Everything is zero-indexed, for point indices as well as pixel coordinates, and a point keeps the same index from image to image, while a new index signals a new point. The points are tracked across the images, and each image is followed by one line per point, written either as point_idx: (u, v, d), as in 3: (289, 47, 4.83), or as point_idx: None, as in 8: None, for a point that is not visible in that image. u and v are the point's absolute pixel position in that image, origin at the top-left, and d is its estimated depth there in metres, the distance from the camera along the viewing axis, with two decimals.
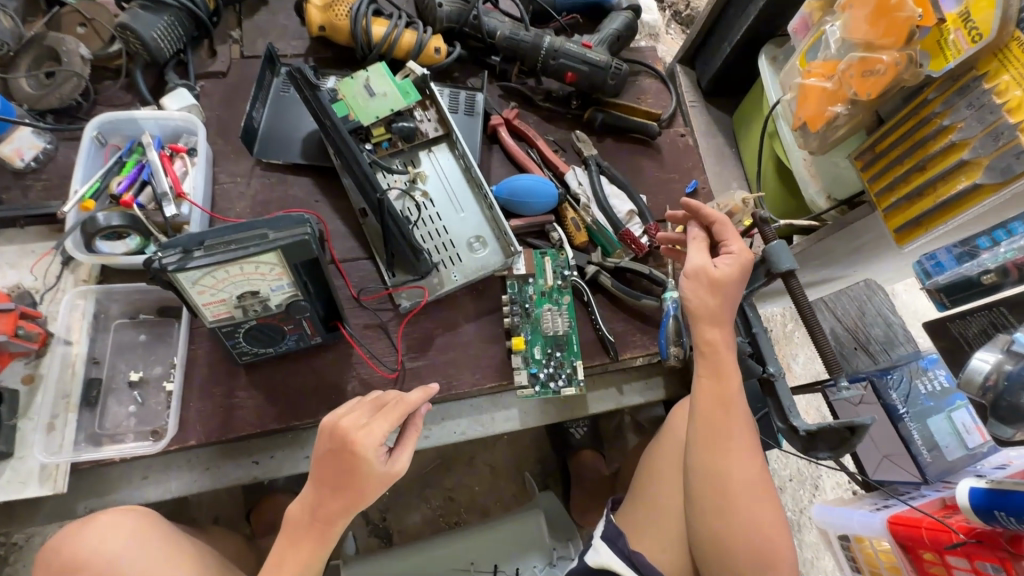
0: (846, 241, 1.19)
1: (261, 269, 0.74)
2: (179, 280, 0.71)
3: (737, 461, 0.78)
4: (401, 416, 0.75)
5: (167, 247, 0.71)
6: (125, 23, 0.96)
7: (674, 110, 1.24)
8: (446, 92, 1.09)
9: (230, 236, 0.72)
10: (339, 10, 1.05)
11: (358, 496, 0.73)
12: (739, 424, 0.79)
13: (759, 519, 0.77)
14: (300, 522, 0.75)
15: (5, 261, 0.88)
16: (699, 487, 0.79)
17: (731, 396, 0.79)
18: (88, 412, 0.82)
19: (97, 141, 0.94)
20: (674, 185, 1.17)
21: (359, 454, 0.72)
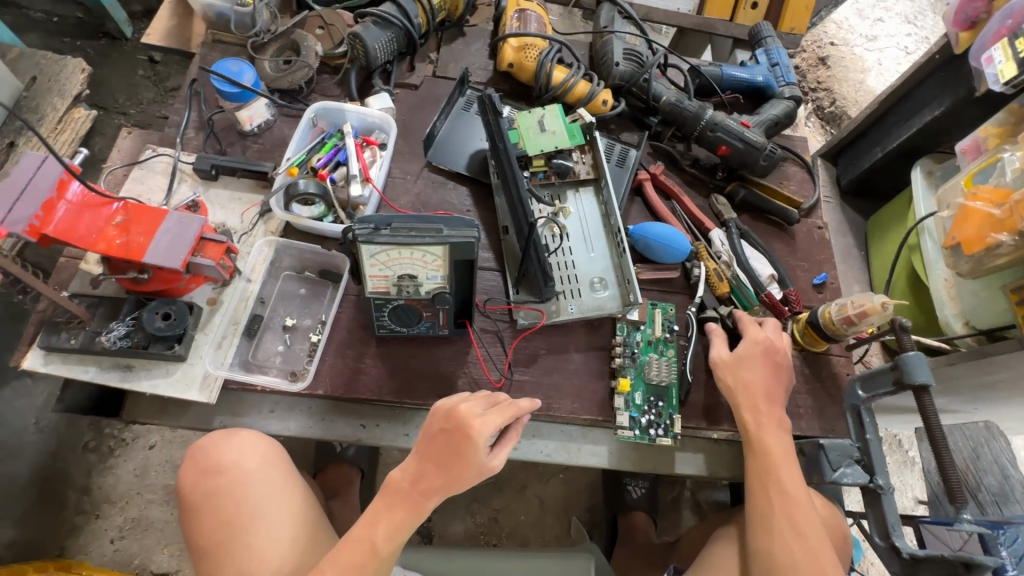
0: (977, 374, 1.13)
1: (429, 258, 0.84)
2: (363, 250, 0.82)
3: (792, 539, 0.81)
4: (513, 415, 0.82)
5: (362, 221, 0.83)
6: (357, 32, 1.14)
7: (816, 201, 1.26)
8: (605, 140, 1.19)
9: (413, 223, 0.82)
10: (530, 53, 1.18)
11: (455, 475, 0.78)
12: (792, 501, 0.83)
13: None
14: (401, 489, 0.79)
15: (218, 201, 1.04)
16: (762, 565, 0.82)
17: (778, 473, 0.85)
18: (247, 341, 0.96)
19: (311, 122, 1.12)
20: (802, 273, 1.18)
21: (472, 439, 0.78)
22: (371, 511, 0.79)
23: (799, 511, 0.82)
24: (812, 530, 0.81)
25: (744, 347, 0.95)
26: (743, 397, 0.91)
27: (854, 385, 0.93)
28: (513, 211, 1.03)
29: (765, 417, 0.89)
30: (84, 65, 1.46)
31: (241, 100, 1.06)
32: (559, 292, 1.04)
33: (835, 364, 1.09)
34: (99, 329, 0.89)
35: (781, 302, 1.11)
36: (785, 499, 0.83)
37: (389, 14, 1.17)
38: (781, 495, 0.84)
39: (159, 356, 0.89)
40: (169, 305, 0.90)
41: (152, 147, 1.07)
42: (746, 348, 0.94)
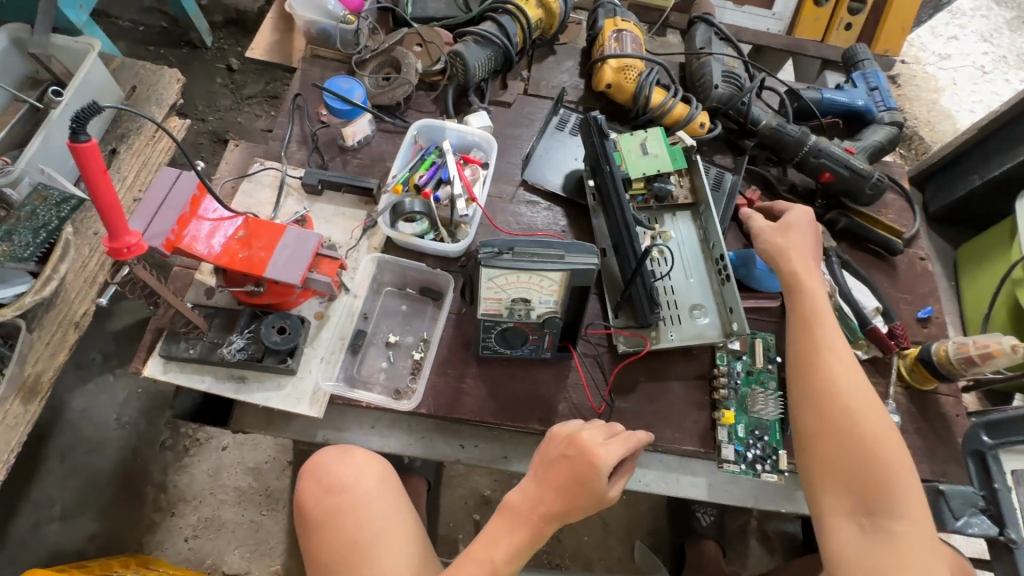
0: None
1: (547, 283, 0.84)
2: (483, 273, 0.82)
3: (843, 379, 0.82)
4: (634, 446, 0.82)
5: (483, 244, 0.83)
6: (459, 51, 1.16)
7: (918, 231, 1.21)
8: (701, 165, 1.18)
9: (534, 248, 0.82)
10: (629, 74, 1.17)
11: (579, 501, 0.79)
12: (838, 345, 0.85)
13: (876, 433, 0.79)
14: (520, 511, 0.80)
15: (323, 215, 1.06)
16: (813, 407, 0.82)
17: (823, 324, 0.87)
18: (352, 357, 0.96)
19: (412, 140, 1.13)
20: (904, 306, 1.14)
21: (596, 467, 0.78)
22: (485, 535, 0.80)
23: (847, 358, 0.85)
24: (859, 371, 0.84)
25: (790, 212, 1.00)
26: (786, 255, 0.94)
27: (978, 432, 0.88)
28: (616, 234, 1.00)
29: (812, 272, 0.92)
30: (180, 76, 1.51)
31: (348, 117, 1.12)
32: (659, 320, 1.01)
33: (943, 403, 1.05)
34: (216, 340, 0.91)
35: (887, 336, 1.06)
36: (829, 337, 0.86)
37: (490, 34, 1.18)
38: (829, 340, 0.85)
39: (272, 369, 0.90)
40: (284, 319, 0.92)
41: (260, 161, 1.10)
42: (793, 217, 0.98)
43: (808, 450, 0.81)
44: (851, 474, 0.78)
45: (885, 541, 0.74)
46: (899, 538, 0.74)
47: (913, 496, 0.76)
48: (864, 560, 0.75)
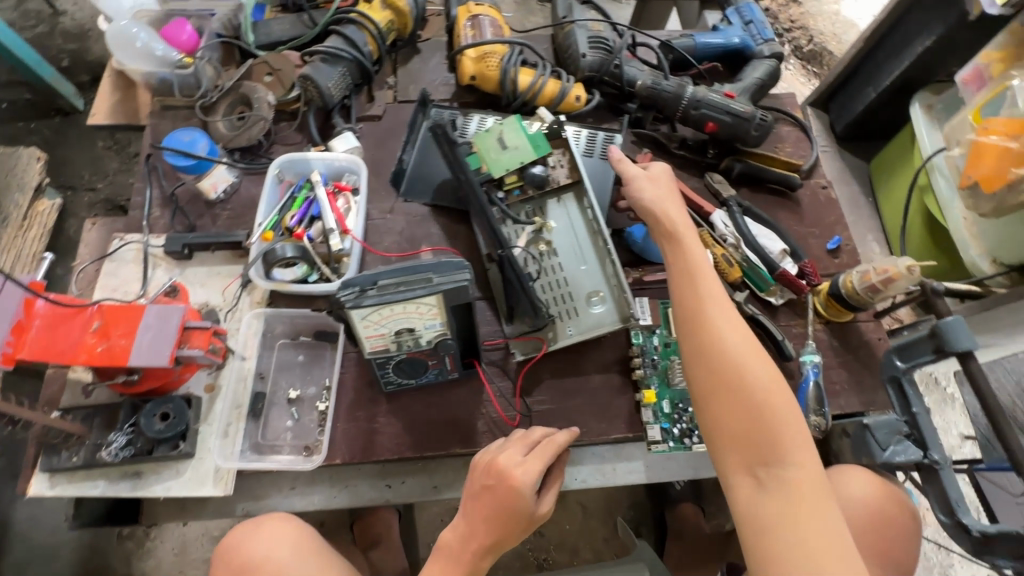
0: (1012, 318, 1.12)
1: (423, 309, 0.79)
2: (353, 316, 0.76)
3: (729, 333, 0.81)
4: (552, 455, 0.79)
5: (345, 286, 0.77)
6: (307, 74, 1.08)
7: (816, 161, 1.19)
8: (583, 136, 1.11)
9: (399, 276, 0.77)
10: (490, 61, 1.11)
11: (510, 530, 0.75)
12: (719, 301, 0.85)
13: (762, 379, 0.78)
14: (454, 549, 0.76)
15: (197, 280, 1.00)
16: (704, 364, 0.81)
17: (705, 280, 0.86)
18: (254, 423, 0.92)
19: (277, 178, 1.06)
20: (813, 240, 1.12)
21: (517, 490, 0.74)
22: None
23: (728, 311, 0.84)
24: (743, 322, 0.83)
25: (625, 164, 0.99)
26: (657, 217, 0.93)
27: (891, 357, 0.87)
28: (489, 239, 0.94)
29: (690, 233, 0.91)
30: (39, 153, 1.41)
31: (199, 170, 1.03)
32: (555, 316, 0.97)
33: (864, 330, 1.04)
34: (99, 442, 0.85)
35: (797, 277, 1.04)
36: (712, 293, 0.85)
37: (337, 49, 1.10)
38: (710, 296, 0.85)
39: (165, 458, 0.86)
40: (165, 404, 0.86)
41: (119, 236, 1.03)
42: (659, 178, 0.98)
43: (702, 409, 0.79)
44: (743, 423, 0.76)
45: (781, 489, 0.72)
46: (794, 484, 0.72)
47: (803, 441, 0.75)
48: (765, 512, 0.71)
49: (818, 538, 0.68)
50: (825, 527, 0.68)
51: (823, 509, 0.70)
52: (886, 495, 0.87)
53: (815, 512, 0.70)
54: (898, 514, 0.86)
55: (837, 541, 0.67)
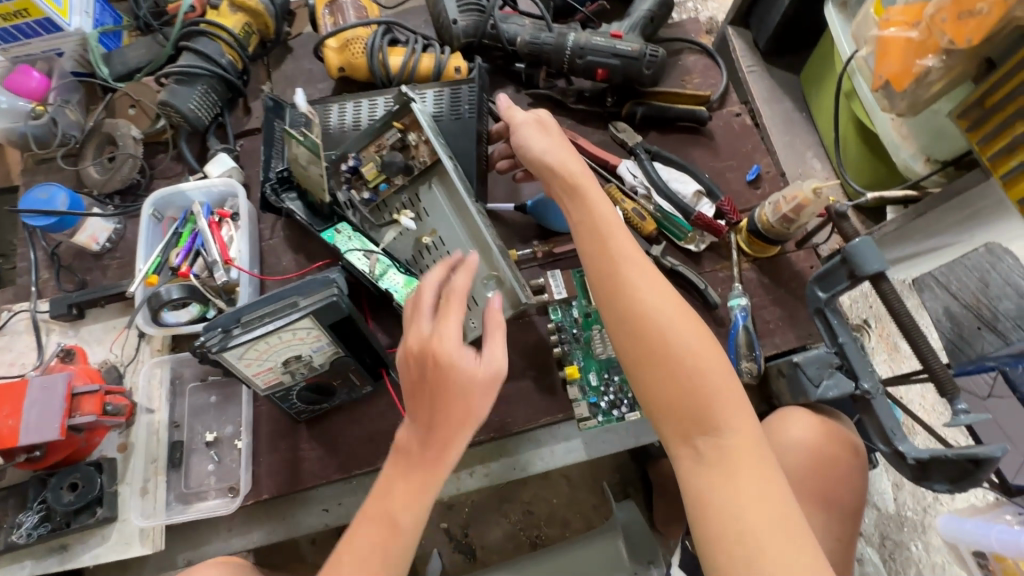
0: (949, 218, 1.07)
1: (302, 333, 0.74)
2: (225, 357, 0.71)
3: (648, 292, 0.71)
4: (463, 303, 0.65)
5: (209, 328, 0.72)
6: (164, 100, 1.01)
7: (726, 87, 1.11)
8: (444, 99, 0.94)
9: (264, 307, 0.72)
10: (355, 47, 1.03)
11: (462, 403, 0.61)
12: (635, 257, 0.74)
13: (691, 339, 0.68)
14: (411, 451, 0.64)
15: (94, 338, 0.96)
16: (627, 332, 0.70)
17: (615, 236, 0.75)
18: (175, 473, 0.89)
19: (155, 217, 1.00)
20: (731, 174, 1.05)
21: (443, 363, 0.61)
22: (377, 491, 0.65)
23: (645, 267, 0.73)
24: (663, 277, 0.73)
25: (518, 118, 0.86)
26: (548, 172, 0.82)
27: (812, 289, 0.81)
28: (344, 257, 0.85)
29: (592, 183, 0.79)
30: None
31: (69, 226, 0.97)
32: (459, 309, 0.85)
33: (793, 261, 0.98)
34: (12, 525, 0.83)
35: (715, 218, 0.98)
36: (624, 250, 0.74)
37: (191, 67, 1.02)
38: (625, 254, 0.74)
39: (85, 527, 0.84)
40: (73, 474, 0.83)
41: (7, 307, 0.98)
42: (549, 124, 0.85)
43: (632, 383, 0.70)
44: (676, 392, 0.67)
45: (718, 461, 0.64)
46: (729, 452, 0.64)
47: (738, 403, 0.66)
48: (704, 487, 0.63)
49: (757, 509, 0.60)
50: (771, 496, 0.61)
51: (768, 477, 0.62)
52: (831, 437, 0.83)
53: (754, 481, 0.62)
54: (843, 454, 0.83)
55: (779, 510, 0.60)
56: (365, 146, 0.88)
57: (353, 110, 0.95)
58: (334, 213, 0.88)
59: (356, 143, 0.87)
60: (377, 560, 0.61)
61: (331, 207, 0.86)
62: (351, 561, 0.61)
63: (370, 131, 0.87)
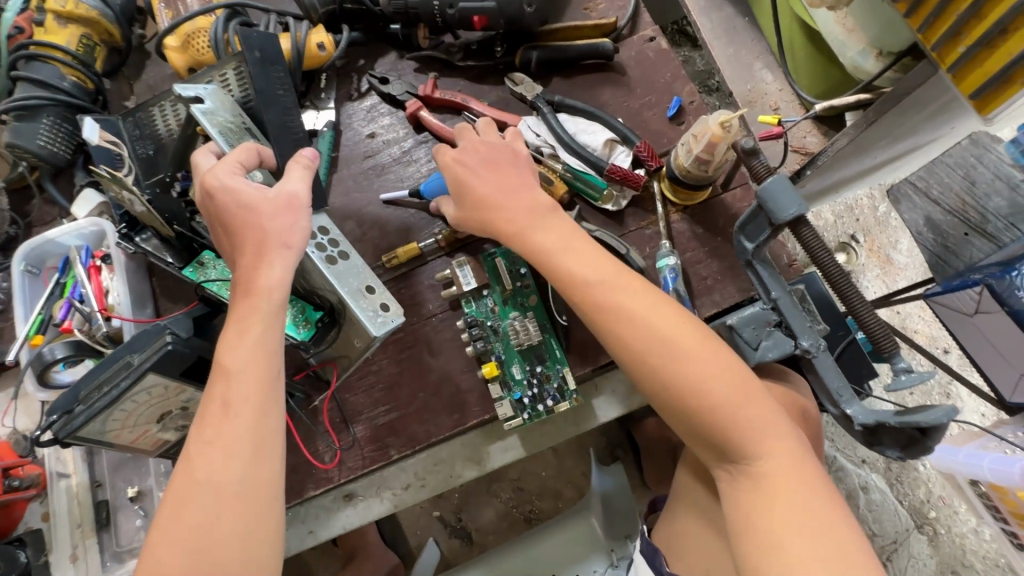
0: (903, 117, 0.93)
1: (156, 390, 0.70)
2: (83, 437, 0.68)
3: (638, 325, 0.63)
4: (245, 146, 0.66)
5: (52, 414, 0.68)
6: (10, 142, 0.92)
7: (635, 8, 0.95)
8: (244, 78, 0.76)
9: (99, 377, 0.68)
10: (199, 42, 0.90)
11: (256, 227, 0.61)
12: (629, 278, 0.65)
13: (689, 367, 0.61)
14: (234, 296, 0.63)
15: None
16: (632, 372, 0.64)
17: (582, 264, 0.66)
18: (105, 533, 0.87)
19: (32, 272, 0.93)
20: (649, 113, 0.91)
21: (209, 185, 0.61)
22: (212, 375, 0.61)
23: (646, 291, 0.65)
24: (648, 299, 0.64)
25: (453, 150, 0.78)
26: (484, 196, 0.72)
27: (736, 241, 0.70)
28: (201, 288, 0.81)
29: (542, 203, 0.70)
30: None
31: None
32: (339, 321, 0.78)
33: (728, 203, 0.86)
34: None
35: (632, 168, 0.85)
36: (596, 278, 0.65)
37: (26, 98, 0.92)
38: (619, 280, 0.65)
39: None
40: None
41: None
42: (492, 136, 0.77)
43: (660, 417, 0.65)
44: (701, 425, 0.61)
45: (756, 488, 0.58)
46: (767, 479, 0.58)
47: (766, 425, 0.59)
48: (744, 513, 0.58)
49: (804, 540, 0.53)
50: (802, 511, 0.55)
51: (804, 493, 0.56)
52: (775, 408, 0.72)
53: (798, 506, 0.55)
54: (792, 425, 0.72)
55: (833, 537, 0.53)
56: (189, 163, 0.80)
57: (173, 113, 0.82)
58: (194, 244, 0.84)
59: (180, 161, 0.80)
60: (237, 422, 0.58)
61: (184, 239, 0.83)
62: (204, 435, 0.58)
63: (184, 146, 0.79)
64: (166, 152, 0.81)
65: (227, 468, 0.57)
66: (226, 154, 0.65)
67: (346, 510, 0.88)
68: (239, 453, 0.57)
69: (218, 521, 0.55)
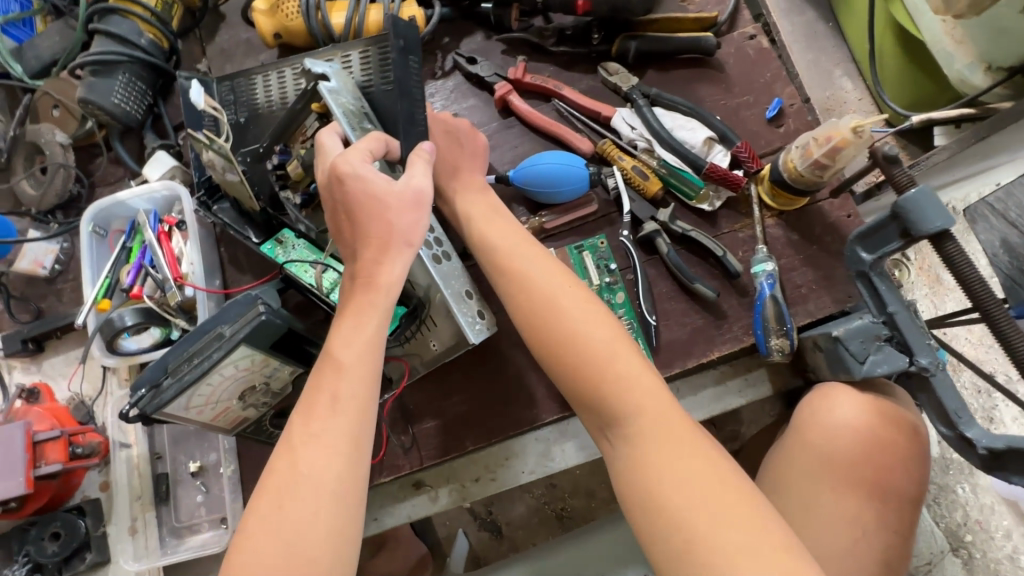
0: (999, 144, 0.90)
1: (244, 364, 0.67)
2: (168, 413, 0.65)
3: (540, 281, 0.68)
4: (376, 137, 0.63)
5: (136, 387, 0.65)
6: (84, 98, 0.88)
7: (737, 4, 0.92)
8: (371, 61, 0.71)
9: (189, 349, 0.65)
10: (288, 7, 0.87)
11: (382, 224, 0.59)
12: (525, 248, 0.72)
13: (577, 322, 0.64)
14: (347, 288, 0.61)
15: (58, 372, 0.90)
16: (530, 328, 0.67)
17: (497, 233, 0.73)
18: (164, 507, 0.84)
19: (98, 233, 0.90)
20: (747, 113, 0.88)
21: (342, 176, 0.58)
22: (316, 365, 0.59)
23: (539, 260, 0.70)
24: (552, 261, 0.70)
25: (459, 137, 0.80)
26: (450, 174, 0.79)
27: (853, 250, 0.67)
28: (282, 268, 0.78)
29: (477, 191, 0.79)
30: None
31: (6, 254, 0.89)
32: (421, 317, 0.78)
33: (826, 212, 0.84)
34: None
35: (731, 168, 0.83)
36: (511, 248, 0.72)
37: (103, 53, 0.88)
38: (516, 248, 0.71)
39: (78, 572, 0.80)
40: (52, 524, 0.79)
41: None
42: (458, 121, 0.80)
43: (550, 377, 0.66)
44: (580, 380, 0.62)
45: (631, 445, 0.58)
46: (639, 436, 0.58)
47: (644, 382, 0.60)
48: (632, 474, 0.57)
49: (686, 489, 0.53)
50: (687, 464, 0.55)
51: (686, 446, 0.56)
52: (884, 418, 0.72)
53: (665, 454, 0.56)
54: (899, 436, 0.72)
55: (722, 485, 0.53)
56: (289, 137, 0.75)
57: (279, 82, 0.78)
58: (275, 221, 0.82)
59: (279, 134, 0.74)
60: (343, 418, 0.55)
61: (266, 214, 0.80)
62: (309, 427, 0.55)
63: (288, 119, 0.72)
64: (262, 124, 0.78)
65: (329, 467, 0.53)
66: (352, 139, 0.65)
67: (413, 498, 0.87)
68: (343, 450, 0.54)
69: (316, 521, 0.52)
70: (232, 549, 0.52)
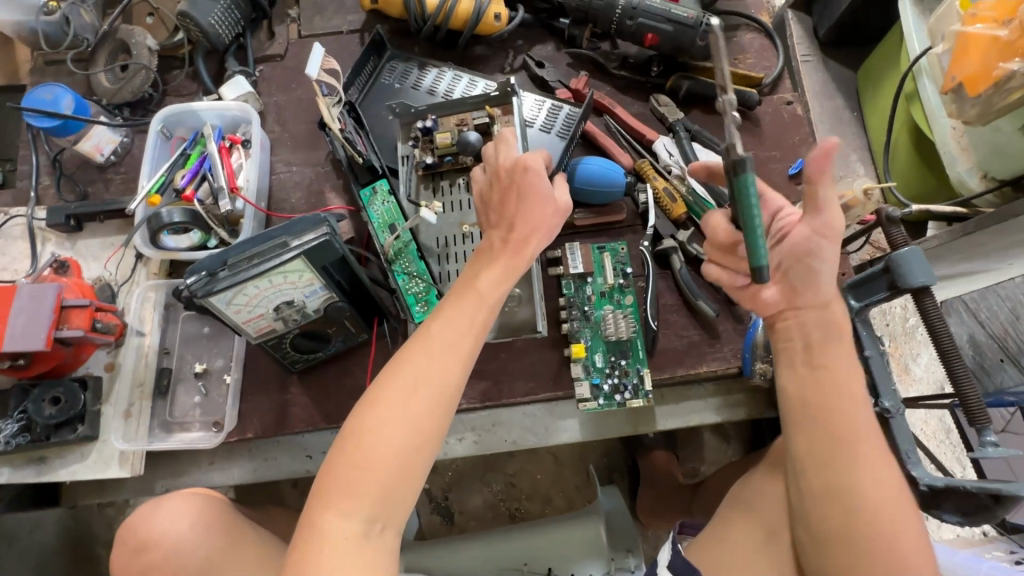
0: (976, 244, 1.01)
1: (292, 277, 0.72)
2: (212, 303, 0.70)
3: (868, 456, 0.63)
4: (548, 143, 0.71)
5: (192, 273, 0.70)
6: (184, 11, 0.94)
7: (782, 72, 1.03)
8: (543, 105, 0.94)
9: (251, 249, 0.70)
10: None
11: (539, 210, 0.65)
12: (852, 395, 0.66)
13: (887, 506, 0.61)
14: (492, 242, 0.66)
15: (90, 254, 0.93)
16: (826, 491, 0.64)
17: (834, 376, 0.66)
18: (160, 401, 0.87)
19: (164, 135, 0.96)
20: (773, 166, 0.98)
21: (526, 165, 0.66)
22: (456, 288, 0.65)
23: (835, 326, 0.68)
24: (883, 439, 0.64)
25: (824, 189, 0.62)
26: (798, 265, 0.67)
27: (844, 297, 0.76)
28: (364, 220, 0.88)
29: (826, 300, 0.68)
30: None
31: (72, 132, 0.91)
32: None
33: None
34: None
35: None
36: (836, 393, 0.66)
37: None
38: (829, 333, 0.67)
39: (66, 442, 0.83)
40: (55, 388, 0.82)
41: (3, 210, 0.95)
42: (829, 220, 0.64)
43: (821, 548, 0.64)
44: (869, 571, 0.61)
45: None
46: None
47: None
48: None
49: None
50: None
51: None
52: None
53: None
54: None
55: None
56: (444, 117, 0.89)
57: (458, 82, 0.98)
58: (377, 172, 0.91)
59: (439, 109, 0.88)
60: (478, 341, 0.62)
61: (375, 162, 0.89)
62: (447, 333, 0.61)
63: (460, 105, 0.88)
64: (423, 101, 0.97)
65: (457, 372, 0.60)
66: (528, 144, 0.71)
67: None
68: (466, 361, 0.61)
69: (439, 412, 0.59)
70: (360, 410, 0.59)
